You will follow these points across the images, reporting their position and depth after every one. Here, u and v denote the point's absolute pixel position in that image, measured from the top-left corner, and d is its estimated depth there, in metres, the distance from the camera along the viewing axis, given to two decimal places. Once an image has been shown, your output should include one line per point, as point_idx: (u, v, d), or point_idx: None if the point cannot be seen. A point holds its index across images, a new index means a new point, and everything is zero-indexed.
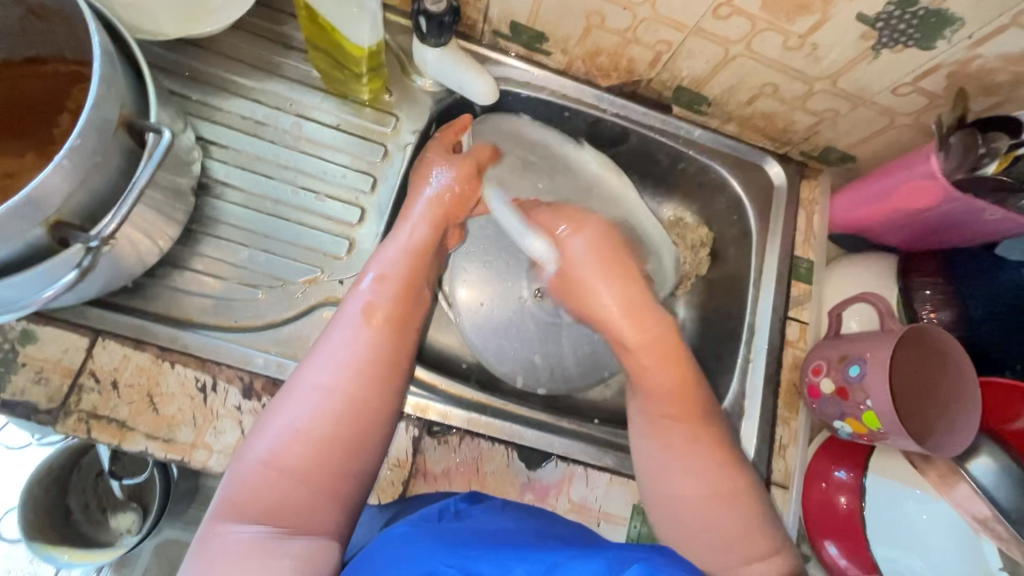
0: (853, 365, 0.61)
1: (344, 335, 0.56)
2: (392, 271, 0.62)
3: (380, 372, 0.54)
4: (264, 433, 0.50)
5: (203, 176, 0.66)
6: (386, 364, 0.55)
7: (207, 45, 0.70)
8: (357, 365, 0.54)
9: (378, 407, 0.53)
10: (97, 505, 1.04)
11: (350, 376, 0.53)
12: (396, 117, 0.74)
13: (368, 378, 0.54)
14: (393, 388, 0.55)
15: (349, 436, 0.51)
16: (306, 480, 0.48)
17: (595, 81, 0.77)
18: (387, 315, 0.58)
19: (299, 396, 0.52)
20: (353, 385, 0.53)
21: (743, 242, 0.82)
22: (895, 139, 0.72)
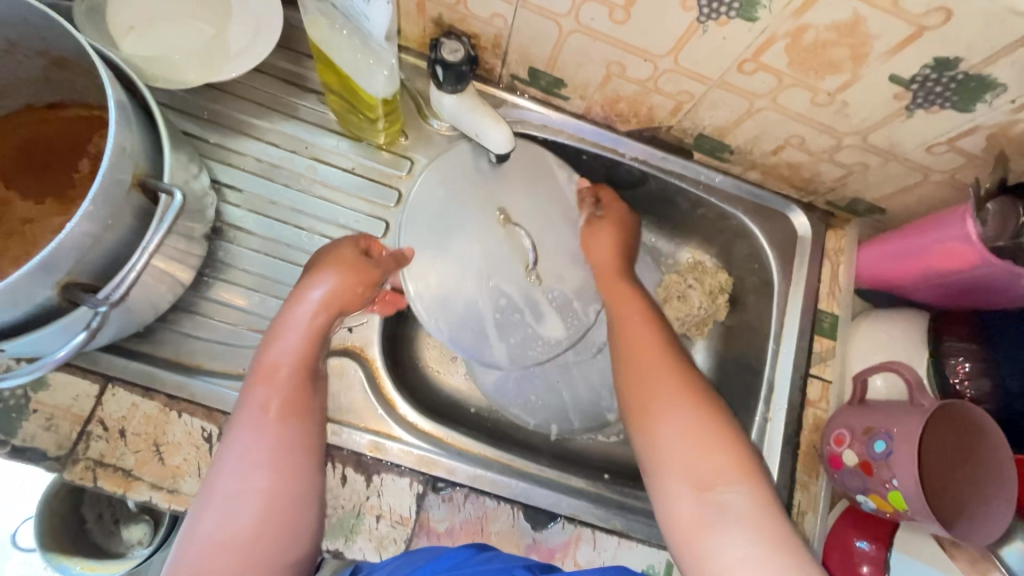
0: (878, 440, 0.58)
1: (254, 428, 0.52)
2: (297, 342, 0.57)
3: (296, 458, 0.52)
4: (184, 547, 0.47)
5: (218, 220, 0.67)
6: (299, 455, 0.53)
7: (226, 88, 0.71)
8: (274, 458, 0.51)
9: (294, 502, 0.51)
10: (110, 517, 0.98)
11: (265, 474, 0.50)
12: (411, 161, 0.73)
13: (283, 473, 0.51)
14: (309, 475, 0.53)
15: (265, 538, 0.49)
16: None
17: (614, 125, 0.75)
18: (292, 399, 0.54)
19: (216, 499, 0.49)
20: (270, 482, 0.50)
21: (764, 292, 0.79)
22: (927, 196, 0.68)
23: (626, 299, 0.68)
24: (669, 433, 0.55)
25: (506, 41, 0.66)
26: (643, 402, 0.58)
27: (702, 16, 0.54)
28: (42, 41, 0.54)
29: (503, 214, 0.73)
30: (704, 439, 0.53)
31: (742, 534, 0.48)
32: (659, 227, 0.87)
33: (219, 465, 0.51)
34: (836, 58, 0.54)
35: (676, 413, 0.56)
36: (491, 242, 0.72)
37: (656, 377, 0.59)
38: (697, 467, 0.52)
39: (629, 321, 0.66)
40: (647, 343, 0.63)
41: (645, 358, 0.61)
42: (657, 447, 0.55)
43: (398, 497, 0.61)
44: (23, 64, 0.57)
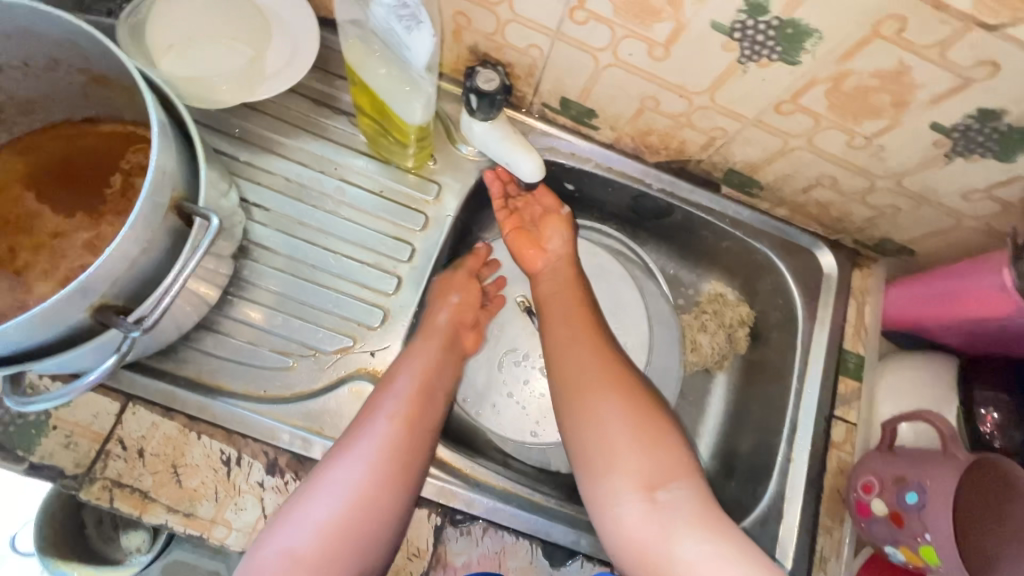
0: (910, 491, 0.57)
1: (371, 429, 0.59)
2: (420, 356, 0.64)
3: (403, 464, 0.58)
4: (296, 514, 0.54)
5: (244, 239, 0.67)
6: (402, 466, 0.57)
7: (259, 106, 0.71)
8: (381, 459, 0.57)
9: (385, 509, 0.56)
10: (110, 522, 0.95)
11: (368, 476, 0.56)
12: (439, 185, 0.73)
13: (383, 481, 0.56)
14: (408, 487, 0.57)
15: (358, 535, 0.54)
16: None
17: (643, 156, 0.75)
18: (408, 414, 0.60)
19: (332, 482, 0.55)
20: (373, 482, 0.56)
21: (788, 328, 0.78)
22: (959, 241, 0.68)
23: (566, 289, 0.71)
24: (604, 425, 0.61)
25: (541, 71, 0.66)
26: (581, 400, 0.63)
27: (741, 58, 0.54)
28: (84, 60, 0.54)
29: (523, 299, 0.78)
30: (646, 442, 0.60)
31: (693, 533, 0.55)
32: (680, 257, 0.86)
33: (339, 447, 0.57)
34: (876, 104, 0.53)
35: (608, 407, 0.62)
36: (515, 327, 0.77)
37: (589, 374, 0.64)
38: (643, 471, 0.58)
39: (573, 314, 0.69)
40: (581, 345, 0.67)
41: (581, 369, 0.65)
42: (598, 448, 0.60)
43: (415, 529, 0.60)
44: (63, 80, 0.57)
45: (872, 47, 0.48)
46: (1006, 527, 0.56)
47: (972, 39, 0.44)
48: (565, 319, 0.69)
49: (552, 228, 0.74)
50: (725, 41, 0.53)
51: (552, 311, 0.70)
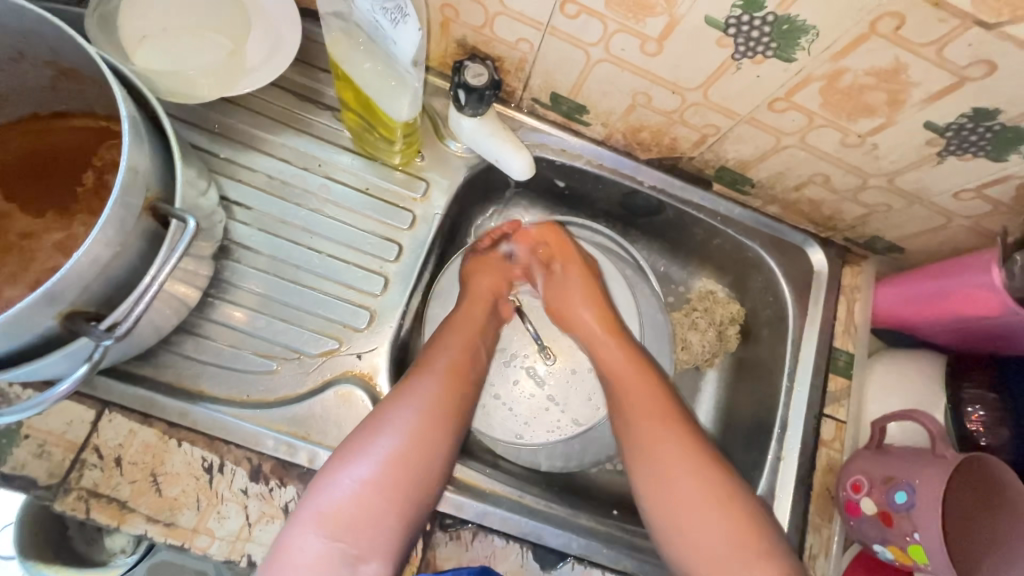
0: (900, 491, 0.57)
1: (429, 374, 0.61)
2: (467, 310, 0.68)
3: (451, 414, 0.60)
4: (354, 454, 0.55)
5: (224, 238, 0.65)
6: (457, 410, 0.60)
7: (239, 100, 0.68)
8: (438, 402, 0.59)
9: (442, 449, 0.57)
10: None
11: (427, 416, 0.58)
12: (427, 182, 0.71)
13: (443, 422, 0.58)
14: (459, 433, 0.60)
15: (416, 478, 0.55)
16: (379, 510, 0.53)
17: (634, 152, 0.74)
18: (461, 364, 0.63)
19: (392, 424, 0.57)
20: (428, 425, 0.58)
21: (779, 326, 0.78)
22: (949, 239, 0.68)
23: (607, 336, 0.71)
24: (671, 475, 0.60)
25: (531, 65, 0.64)
26: (646, 450, 0.62)
27: (736, 54, 0.52)
28: (50, 52, 0.51)
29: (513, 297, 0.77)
30: (722, 500, 0.59)
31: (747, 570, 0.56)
32: (671, 254, 0.85)
33: (396, 392, 0.59)
34: (871, 102, 0.53)
35: (682, 470, 0.60)
36: (503, 325, 0.76)
37: (655, 424, 0.63)
38: (721, 534, 0.57)
39: (622, 360, 0.68)
40: (640, 390, 0.66)
41: (650, 425, 0.63)
42: (668, 509, 0.60)
43: None
44: (29, 72, 0.54)
45: (869, 45, 0.47)
46: (990, 525, 0.57)
47: (969, 38, 0.43)
48: (612, 365, 0.69)
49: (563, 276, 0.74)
50: (720, 37, 0.51)
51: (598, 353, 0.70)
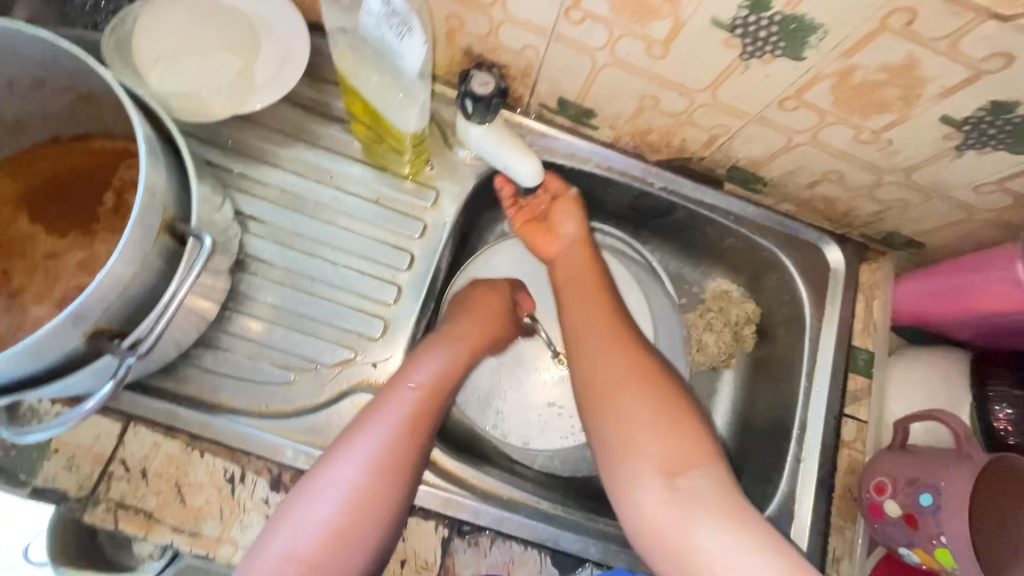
0: (924, 493, 0.56)
1: (381, 409, 0.58)
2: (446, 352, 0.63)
3: (411, 458, 0.56)
4: (303, 503, 0.53)
5: (240, 252, 0.66)
6: (408, 459, 0.56)
7: (251, 116, 0.70)
8: (386, 452, 0.55)
9: (389, 497, 0.54)
10: None
11: (383, 458, 0.55)
12: (437, 191, 0.72)
13: (392, 476, 0.55)
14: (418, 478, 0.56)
15: (370, 522, 0.53)
16: (331, 557, 0.52)
17: (643, 154, 0.74)
18: (429, 402, 0.59)
19: (346, 468, 0.54)
20: (382, 468, 0.55)
21: (795, 325, 0.77)
22: (971, 233, 0.66)
23: (586, 290, 0.70)
24: (627, 416, 0.60)
25: (536, 71, 0.64)
26: (603, 393, 0.62)
27: (744, 54, 0.52)
28: (70, 78, 0.53)
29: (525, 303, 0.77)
30: (663, 430, 0.59)
31: (709, 522, 0.54)
32: (684, 255, 0.85)
33: (353, 431, 0.56)
34: (884, 98, 0.52)
35: (631, 395, 0.61)
36: (516, 330, 0.76)
37: (613, 367, 0.63)
38: (665, 455, 0.58)
39: (590, 300, 0.69)
40: (605, 337, 0.66)
41: (600, 352, 0.65)
42: (617, 433, 0.60)
43: (423, 541, 0.60)
44: (50, 98, 0.56)
45: (880, 42, 0.46)
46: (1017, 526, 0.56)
47: (985, 31, 0.42)
48: (580, 304, 0.69)
49: (561, 212, 0.73)
50: (727, 38, 0.51)
51: (570, 299, 0.71)
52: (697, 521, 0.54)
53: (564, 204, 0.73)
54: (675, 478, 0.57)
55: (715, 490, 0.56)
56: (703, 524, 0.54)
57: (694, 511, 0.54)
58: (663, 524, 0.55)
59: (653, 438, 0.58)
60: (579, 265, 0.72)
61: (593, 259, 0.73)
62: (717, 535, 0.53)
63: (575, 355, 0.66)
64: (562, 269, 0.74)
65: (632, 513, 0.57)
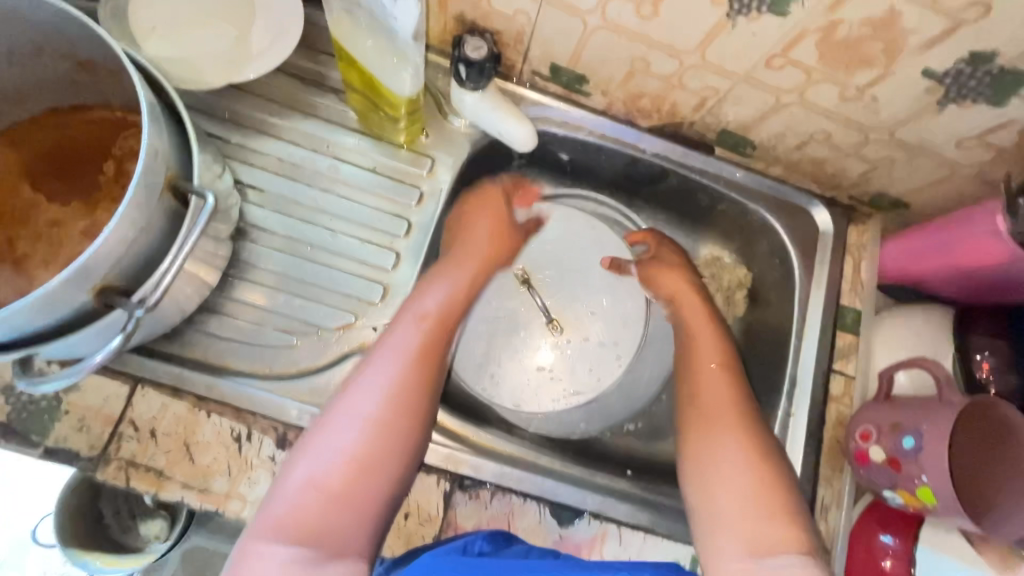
0: (906, 436, 0.58)
1: (383, 359, 0.60)
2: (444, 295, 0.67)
3: (415, 405, 0.58)
4: (311, 454, 0.53)
5: (240, 220, 0.67)
6: (422, 402, 0.58)
7: (247, 87, 0.70)
8: (396, 394, 0.57)
9: (400, 452, 0.55)
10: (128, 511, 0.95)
11: (388, 406, 0.57)
12: (433, 159, 0.73)
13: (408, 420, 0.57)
14: (423, 428, 0.58)
15: (379, 473, 0.54)
16: (341, 511, 0.51)
17: (636, 121, 0.75)
18: (430, 347, 0.62)
19: (353, 418, 0.56)
20: (388, 416, 0.56)
21: (785, 287, 0.79)
22: (954, 191, 0.68)
23: (708, 324, 0.73)
24: (720, 467, 0.61)
25: (529, 37, 0.65)
26: (700, 448, 0.63)
27: (731, 12, 0.53)
28: (68, 44, 0.54)
29: (522, 273, 0.78)
30: (759, 499, 0.57)
31: None
32: (677, 222, 0.86)
33: (354, 381, 0.58)
34: (868, 53, 0.53)
35: (732, 444, 0.62)
36: (513, 300, 0.78)
37: (716, 409, 0.65)
38: (751, 538, 0.55)
39: (699, 348, 0.71)
40: (723, 378, 0.68)
41: (716, 386, 0.67)
42: (714, 499, 0.59)
43: (425, 495, 0.61)
44: (48, 66, 0.57)
45: None
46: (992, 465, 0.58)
47: None
48: (692, 356, 0.71)
49: (659, 274, 0.77)
50: None
51: (684, 351, 0.72)
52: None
53: (657, 267, 0.77)
54: (760, 555, 0.54)
55: (805, 571, 0.52)
56: None
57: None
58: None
59: (739, 529, 0.56)
60: (694, 315, 0.74)
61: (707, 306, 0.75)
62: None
63: (692, 395, 0.68)
64: (672, 318, 0.76)
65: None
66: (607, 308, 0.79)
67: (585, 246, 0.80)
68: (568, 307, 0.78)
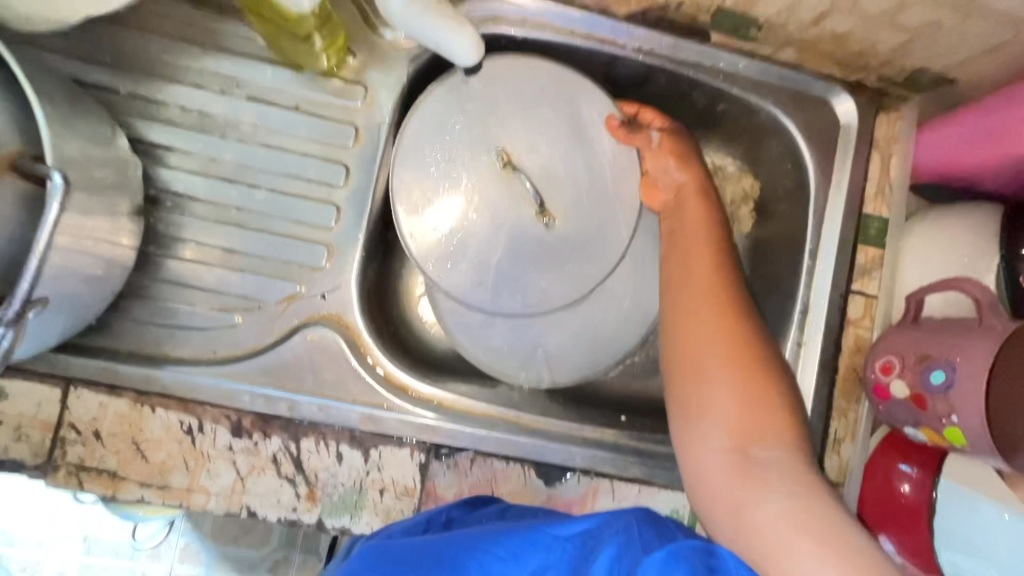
0: (936, 371, 0.50)
1: None
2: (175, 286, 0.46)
3: None
4: None
5: (150, 188, 0.58)
6: None
7: (128, 19, 0.57)
8: None
9: None
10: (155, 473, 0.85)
11: None
12: (367, 86, 0.61)
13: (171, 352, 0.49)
14: None
15: None
16: None
17: (609, 8, 0.60)
18: None
19: None
20: None
21: (798, 198, 0.67)
22: (1016, 59, 0.54)
23: (693, 192, 0.61)
24: (700, 344, 0.54)
25: None
26: (679, 326, 0.55)
27: None
28: None
29: (504, 153, 0.59)
30: (746, 392, 0.51)
31: (775, 487, 0.46)
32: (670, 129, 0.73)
33: None
34: None
35: (711, 325, 0.54)
36: (490, 189, 0.59)
37: (694, 284, 0.57)
38: (738, 426, 0.50)
39: (691, 252, 0.58)
40: (699, 249, 0.58)
41: (694, 259, 0.58)
42: (690, 386, 0.52)
43: (400, 469, 0.58)
44: None
45: None
46: None
47: None
48: (683, 261, 0.58)
49: (655, 164, 0.62)
50: None
51: (671, 252, 0.60)
52: (765, 488, 0.47)
53: (654, 155, 0.62)
54: (750, 448, 0.49)
55: (792, 465, 0.48)
56: (767, 495, 0.46)
57: (768, 481, 0.47)
58: (723, 491, 0.48)
59: (726, 414, 0.50)
60: (689, 219, 0.60)
61: (707, 209, 0.60)
62: (786, 504, 0.45)
63: (673, 270, 0.59)
64: (668, 228, 0.61)
65: (701, 477, 0.50)
66: (601, 185, 0.61)
67: (559, 116, 0.60)
68: (563, 180, 0.60)
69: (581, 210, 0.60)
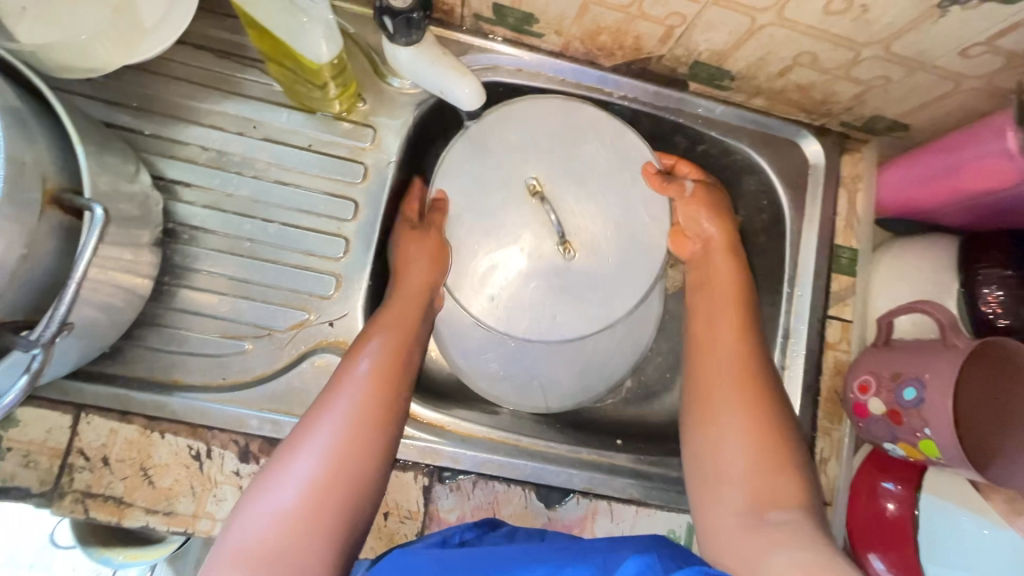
0: (907, 388, 0.54)
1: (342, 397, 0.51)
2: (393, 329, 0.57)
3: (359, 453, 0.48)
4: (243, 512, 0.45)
5: (168, 221, 0.61)
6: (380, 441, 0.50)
7: (155, 67, 0.62)
8: (347, 441, 0.48)
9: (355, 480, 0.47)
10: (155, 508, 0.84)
11: (336, 448, 0.48)
12: (375, 129, 0.66)
13: (374, 416, 0.51)
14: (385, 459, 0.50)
15: (339, 490, 0.46)
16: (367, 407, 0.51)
17: (597, 61, 0.66)
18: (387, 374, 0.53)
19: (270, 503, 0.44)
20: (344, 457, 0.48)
21: (775, 231, 0.72)
22: (957, 107, 0.61)
23: (721, 249, 0.65)
24: (719, 406, 0.56)
25: None
26: (701, 386, 0.59)
27: None
28: None
29: (535, 183, 0.59)
30: (760, 454, 0.53)
31: (788, 545, 0.44)
32: None
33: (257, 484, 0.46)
34: None
35: (729, 389, 0.57)
36: (519, 216, 0.59)
37: (718, 347, 0.60)
38: (754, 489, 0.51)
39: (717, 311, 0.62)
40: (723, 312, 0.62)
41: (715, 320, 0.62)
42: (707, 452, 0.55)
43: (404, 492, 0.59)
44: None
45: None
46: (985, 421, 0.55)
47: None
48: (709, 319, 0.62)
49: (687, 214, 0.65)
50: None
51: (698, 308, 0.64)
52: (774, 548, 0.45)
53: (687, 204, 0.64)
54: (765, 511, 0.49)
55: (804, 527, 0.47)
56: (777, 553, 0.44)
57: (778, 541, 0.46)
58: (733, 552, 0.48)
59: (744, 477, 0.52)
60: (717, 271, 0.64)
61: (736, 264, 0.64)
62: (794, 557, 0.43)
63: (696, 335, 0.62)
64: (696, 278, 0.65)
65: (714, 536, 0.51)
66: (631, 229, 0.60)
67: (593, 159, 0.61)
68: (592, 225, 0.59)
69: (605, 250, 0.59)
